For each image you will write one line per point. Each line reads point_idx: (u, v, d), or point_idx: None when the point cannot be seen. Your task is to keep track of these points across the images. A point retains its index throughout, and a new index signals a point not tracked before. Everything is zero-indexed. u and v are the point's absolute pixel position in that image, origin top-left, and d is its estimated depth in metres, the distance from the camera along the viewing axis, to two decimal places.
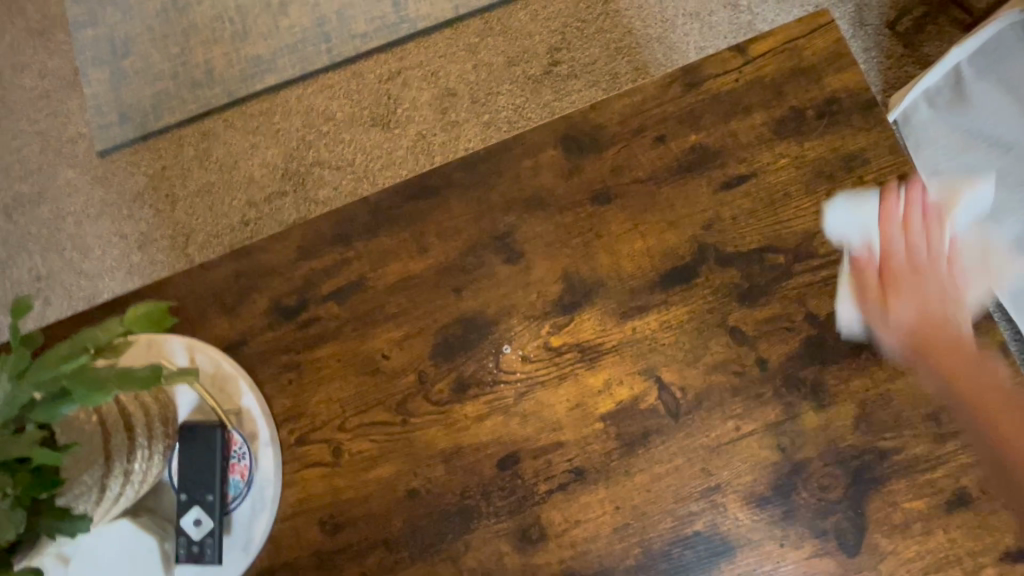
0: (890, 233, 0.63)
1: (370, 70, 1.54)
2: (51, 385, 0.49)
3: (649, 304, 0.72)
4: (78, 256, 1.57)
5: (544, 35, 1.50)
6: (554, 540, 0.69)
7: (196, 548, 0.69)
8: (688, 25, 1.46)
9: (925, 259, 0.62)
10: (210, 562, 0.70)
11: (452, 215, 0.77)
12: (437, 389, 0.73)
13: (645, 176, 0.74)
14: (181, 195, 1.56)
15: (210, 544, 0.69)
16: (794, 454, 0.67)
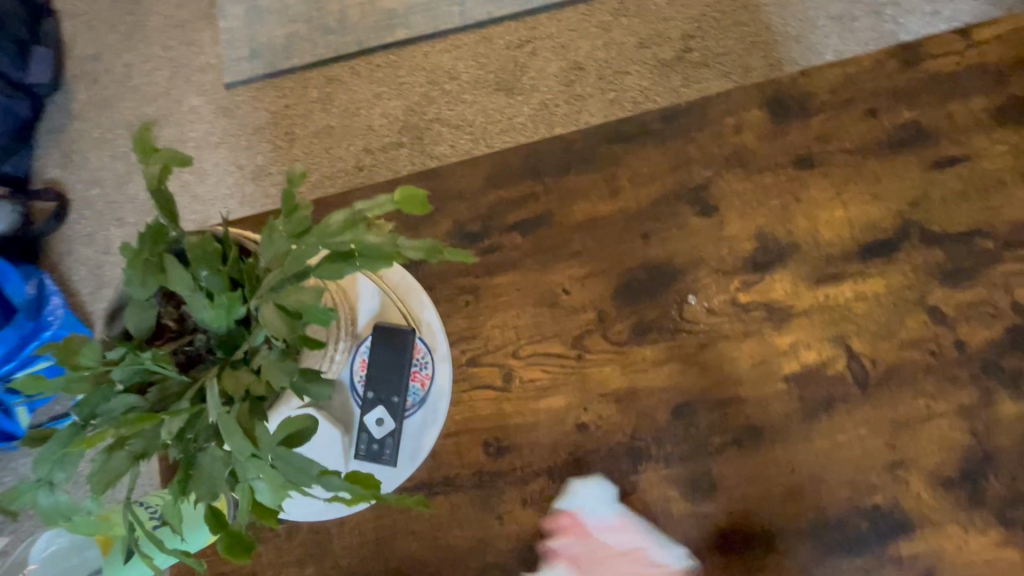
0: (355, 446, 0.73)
1: (501, 35, 1.56)
2: (336, 247, 0.49)
3: (845, 273, 0.71)
4: (196, 181, 1.62)
5: (679, 22, 1.50)
6: (725, 492, 0.69)
7: (376, 447, 0.71)
8: (829, 27, 1.45)
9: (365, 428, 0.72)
10: (387, 463, 0.71)
11: (648, 162, 0.77)
12: (616, 329, 0.74)
13: (851, 146, 0.74)
14: (301, 135, 1.60)
15: (389, 445, 0.71)
16: (986, 441, 0.66)
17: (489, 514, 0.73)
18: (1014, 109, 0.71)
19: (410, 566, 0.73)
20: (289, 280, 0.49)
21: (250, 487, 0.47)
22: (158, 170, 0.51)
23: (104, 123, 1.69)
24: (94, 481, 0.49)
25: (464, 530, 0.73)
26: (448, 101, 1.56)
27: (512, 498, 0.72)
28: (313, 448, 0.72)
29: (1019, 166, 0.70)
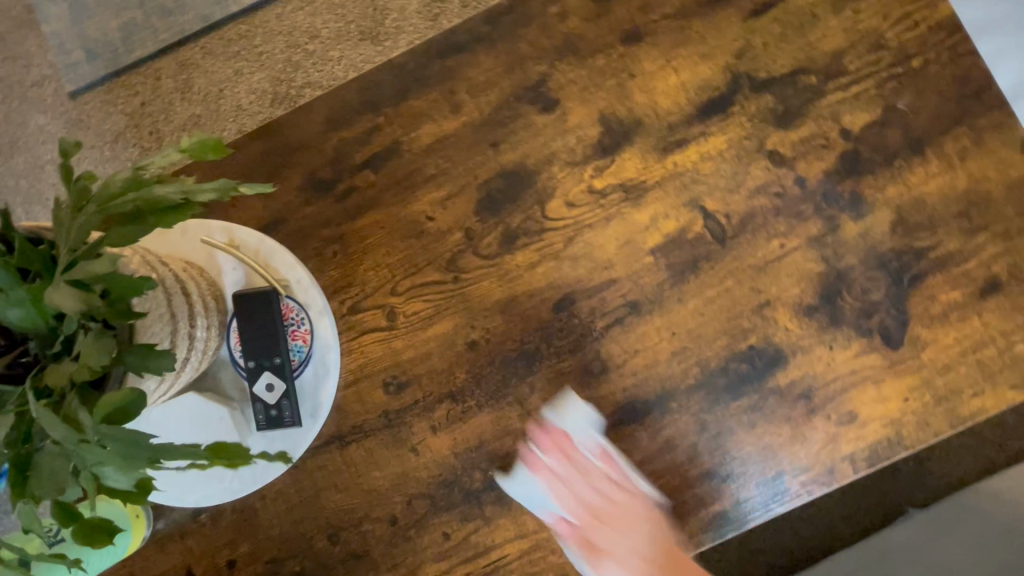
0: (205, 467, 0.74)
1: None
2: (122, 207, 0.48)
3: (688, 138, 0.73)
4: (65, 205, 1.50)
5: None
6: (615, 371, 0.72)
7: (274, 413, 0.69)
8: None
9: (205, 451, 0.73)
10: (289, 425, 0.70)
11: (483, 69, 0.75)
12: (486, 243, 0.74)
13: (673, 10, 0.74)
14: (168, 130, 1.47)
15: (287, 407, 0.70)
16: (836, 263, 0.70)
17: (403, 449, 0.74)
18: None
19: (339, 517, 0.74)
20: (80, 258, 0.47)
21: (93, 474, 0.45)
22: None
23: None
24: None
25: (382, 470, 0.74)
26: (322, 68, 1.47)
27: (422, 427, 0.74)
28: (202, 434, 0.71)
29: None
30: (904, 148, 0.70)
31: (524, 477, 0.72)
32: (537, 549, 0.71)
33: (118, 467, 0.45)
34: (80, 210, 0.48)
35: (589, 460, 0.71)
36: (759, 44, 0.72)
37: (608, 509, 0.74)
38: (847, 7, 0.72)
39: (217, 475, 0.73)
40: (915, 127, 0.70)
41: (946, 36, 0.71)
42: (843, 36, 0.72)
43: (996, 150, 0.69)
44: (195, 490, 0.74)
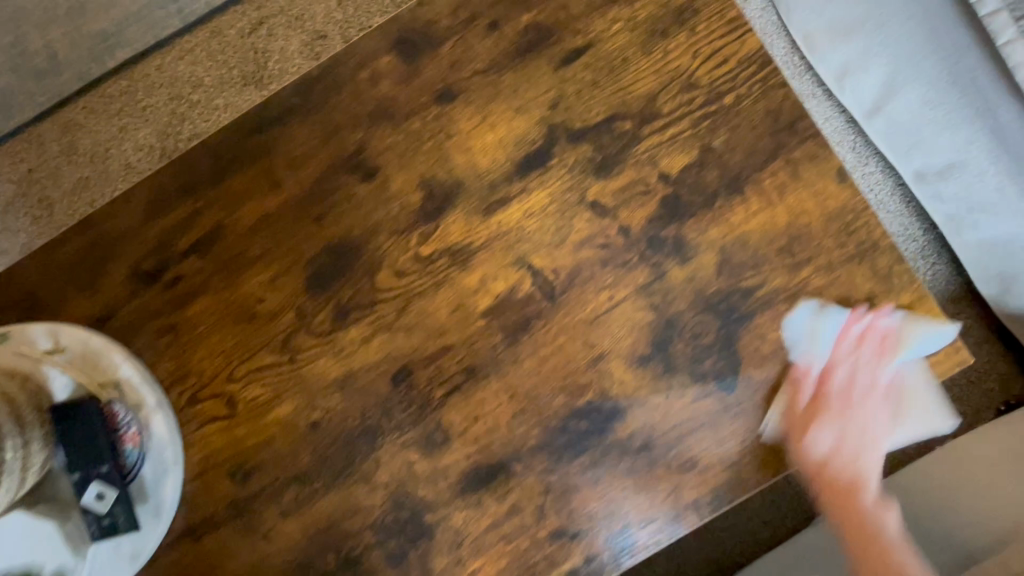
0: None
1: (230, 24, 1.40)
2: None
3: (509, 195, 0.71)
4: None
5: None
6: (457, 438, 0.71)
7: (108, 520, 0.68)
8: None
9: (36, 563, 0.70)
10: (127, 529, 0.69)
11: (300, 141, 0.74)
12: (318, 321, 0.73)
13: (485, 64, 0.73)
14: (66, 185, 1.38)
15: (121, 512, 0.69)
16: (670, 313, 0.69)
17: (255, 537, 0.72)
18: None
19: None
20: None
21: None
22: None
23: None
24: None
25: (235, 562, 0.72)
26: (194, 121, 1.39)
27: (271, 513, 0.72)
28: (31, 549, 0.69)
29: (637, 38, 0.71)
30: (723, 187, 0.69)
31: (378, 554, 0.71)
32: None
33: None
34: None
35: (439, 531, 0.71)
36: (573, 92, 0.71)
37: (840, 382, 0.68)
38: (656, 47, 0.71)
39: None
40: (732, 165, 0.69)
41: (755, 70, 0.70)
42: (654, 78, 0.71)
43: (812, 182, 0.69)
44: None
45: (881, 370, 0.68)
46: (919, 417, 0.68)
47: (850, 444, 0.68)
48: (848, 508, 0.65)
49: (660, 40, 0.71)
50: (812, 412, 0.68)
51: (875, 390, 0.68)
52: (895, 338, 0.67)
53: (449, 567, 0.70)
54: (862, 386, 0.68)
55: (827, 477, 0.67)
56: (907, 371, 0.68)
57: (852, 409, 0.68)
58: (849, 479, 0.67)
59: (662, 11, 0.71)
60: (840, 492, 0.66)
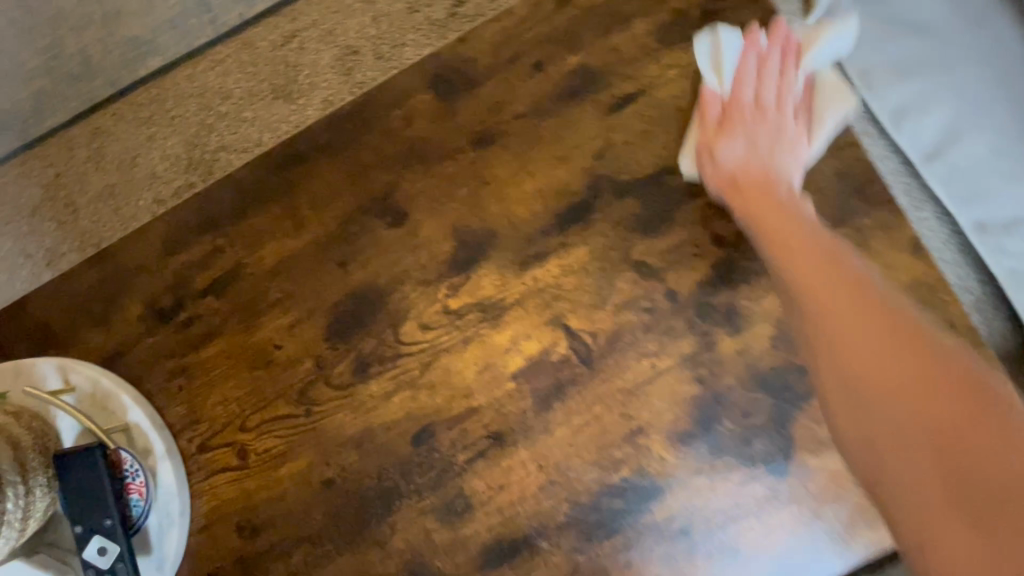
0: None
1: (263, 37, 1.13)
2: None
3: (547, 249, 0.66)
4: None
5: None
6: (480, 508, 0.66)
7: None
8: None
9: None
10: None
11: (326, 180, 0.69)
12: (337, 372, 0.68)
13: (528, 106, 0.67)
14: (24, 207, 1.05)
15: (123, 569, 0.63)
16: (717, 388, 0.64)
17: None
18: (678, 26, 0.67)
19: None
20: None
21: None
22: None
23: None
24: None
25: None
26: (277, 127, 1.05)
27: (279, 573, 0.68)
28: None
29: (693, 86, 0.66)
30: None
31: None
32: None
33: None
34: None
35: None
36: (620, 141, 0.66)
37: (766, 97, 0.63)
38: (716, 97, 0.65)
39: None
40: None
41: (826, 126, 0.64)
42: None
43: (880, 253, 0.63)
44: None
45: (793, 73, 0.63)
46: (835, 104, 0.64)
47: (759, 113, 0.62)
48: (859, 343, 0.49)
49: None
50: (716, 118, 0.63)
51: (791, 73, 0.63)
52: (809, 111, 0.64)
53: None
54: (778, 87, 0.63)
55: (742, 189, 0.61)
56: (816, 79, 0.65)
57: (760, 115, 0.62)
58: (783, 201, 0.60)
59: None
60: (767, 189, 0.60)
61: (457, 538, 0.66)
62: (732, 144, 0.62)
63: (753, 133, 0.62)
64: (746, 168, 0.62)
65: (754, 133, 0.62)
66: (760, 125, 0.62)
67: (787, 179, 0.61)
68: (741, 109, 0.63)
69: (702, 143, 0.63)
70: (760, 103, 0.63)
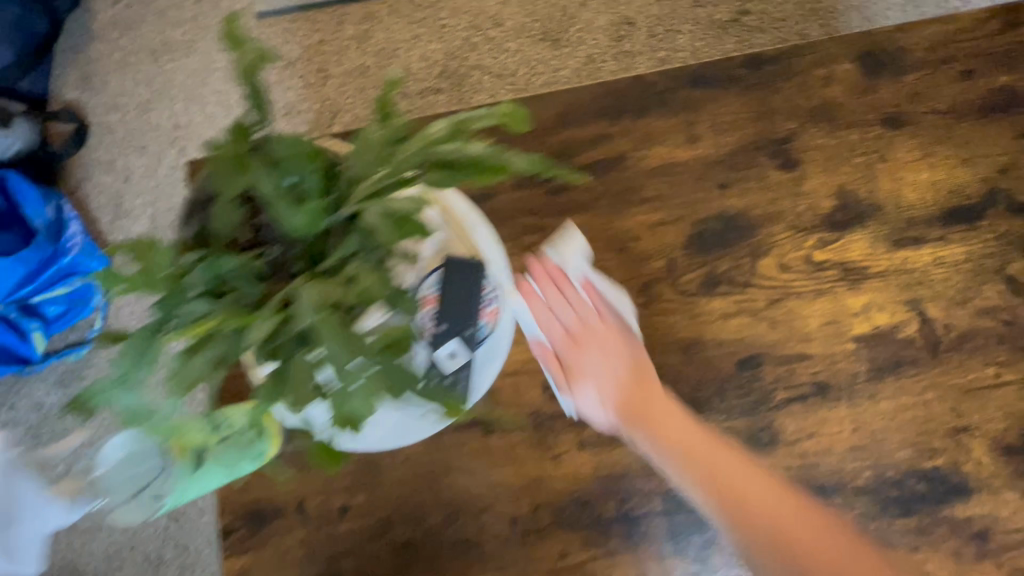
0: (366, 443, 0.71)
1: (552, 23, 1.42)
2: (425, 156, 0.48)
3: (925, 238, 0.70)
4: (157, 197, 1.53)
5: (722, 8, 1.40)
6: (785, 446, 0.69)
7: (450, 382, 0.67)
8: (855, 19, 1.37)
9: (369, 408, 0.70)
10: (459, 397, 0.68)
11: (731, 110, 0.75)
12: (686, 279, 0.73)
13: (944, 109, 0.72)
14: None
15: (464, 379, 0.68)
16: None
17: (544, 456, 0.72)
18: None
19: (460, 502, 0.73)
20: (371, 196, 0.50)
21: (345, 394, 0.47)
22: (256, 61, 0.50)
23: (134, 63, 1.62)
24: (171, 383, 0.49)
25: (518, 469, 0.72)
26: (582, 80, 1.38)
27: (569, 440, 0.72)
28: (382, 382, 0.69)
29: None
30: None
31: (661, 524, 0.70)
32: None
33: (383, 388, 0.47)
34: (387, 145, 0.51)
35: None
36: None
37: (574, 324, 0.71)
38: None
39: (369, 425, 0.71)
40: None
41: None
42: None
43: None
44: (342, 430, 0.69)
45: (570, 291, 0.71)
46: (581, 260, 0.71)
47: (574, 343, 0.71)
48: (760, 496, 0.63)
49: None
50: (569, 358, 0.72)
51: (568, 290, 0.71)
52: (561, 272, 0.71)
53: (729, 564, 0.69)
54: (563, 296, 0.71)
55: (622, 396, 0.69)
56: (595, 281, 0.72)
57: (606, 340, 0.71)
58: (625, 351, 0.71)
59: None
60: (606, 340, 0.71)
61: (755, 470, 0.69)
62: (598, 380, 0.70)
63: (537, 295, 0.71)
64: (611, 343, 0.71)
65: (600, 374, 0.70)
66: (589, 351, 0.71)
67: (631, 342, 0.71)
68: (563, 345, 0.72)
69: (565, 382, 0.71)
70: (567, 334, 0.71)
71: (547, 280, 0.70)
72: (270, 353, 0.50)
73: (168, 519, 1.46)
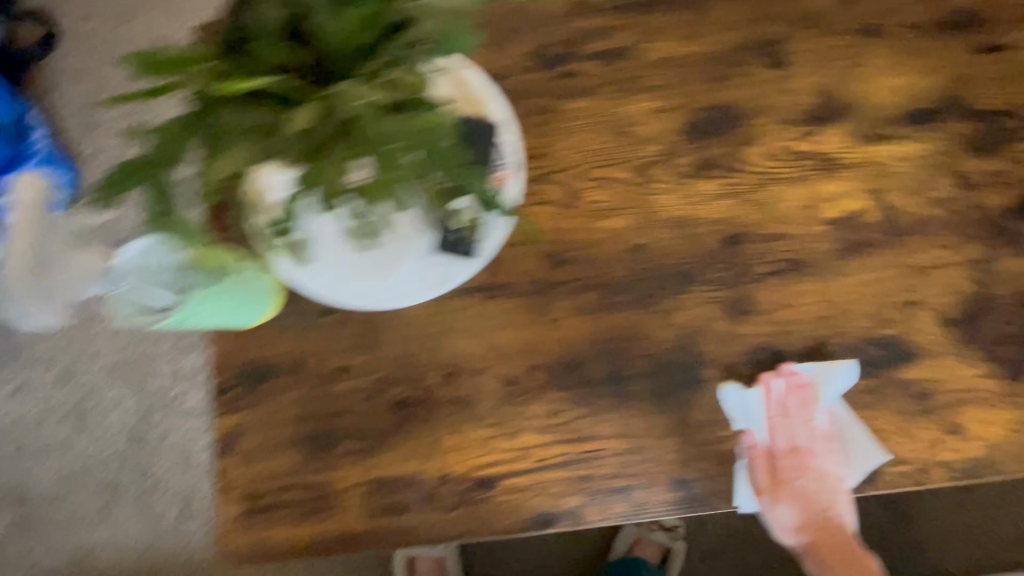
0: (772, 418, 0.74)
1: None
2: None
3: (891, 135, 0.78)
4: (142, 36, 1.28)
5: None
6: (761, 315, 0.75)
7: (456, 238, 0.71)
8: None
9: (816, 437, 0.76)
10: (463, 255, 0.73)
11: (728, 10, 0.80)
12: (679, 163, 0.78)
13: (912, 23, 0.79)
14: None
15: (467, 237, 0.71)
16: (989, 303, 0.75)
17: (540, 320, 0.76)
18: None
19: (457, 363, 0.76)
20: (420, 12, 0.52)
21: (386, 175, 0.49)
22: None
23: None
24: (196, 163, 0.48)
25: (515, 332, 0.76)
26: None
27: (565, 306, 0.76)
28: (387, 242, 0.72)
29: None
30: None
31: (645, 384, 0.75)
32: (634, 453, 0.74)
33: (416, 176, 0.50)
34: None
35: (709, 388, 0.75)
36: (983, 69, 0.79)
37: (789, 407, 0.74)
38: None
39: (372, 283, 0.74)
40: None
41: None
42: None
43: None
44: (349, 289, 0.74)
45: (793, 400, 0.73)
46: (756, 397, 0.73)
47: (795, 457, 0.75)
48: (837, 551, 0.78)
49: None
50: (785, 463, 0.76)
51: (813, 408, 0.74)
52: (808, 384, 0.73)
53: (706, 421, 0.74)
54: (796, 408, 0.74)
55: (783, 463, 0.76)
56: (820, 382, 0.73)
57: (823, 477, 0.76)
58: (776, 438, 0.75)
59: None
60: (804, 469, 0.76)
61: (732, 335, 0.75)
62: (799, 508, 0.77)
63: (777, 390, 0.73)
64: (807, 484, 0.76)
65: (825, 486, 0.76)
66: (807, 478, 0.76)
67: (792, 447, 0.75)
68: (780, 454, 0.75)
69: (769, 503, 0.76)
70: (770, 452, 0.75)
71: (796, 391, 0.73)
72: (307, 149, 0.50)
73: (127, 439, 1.40)
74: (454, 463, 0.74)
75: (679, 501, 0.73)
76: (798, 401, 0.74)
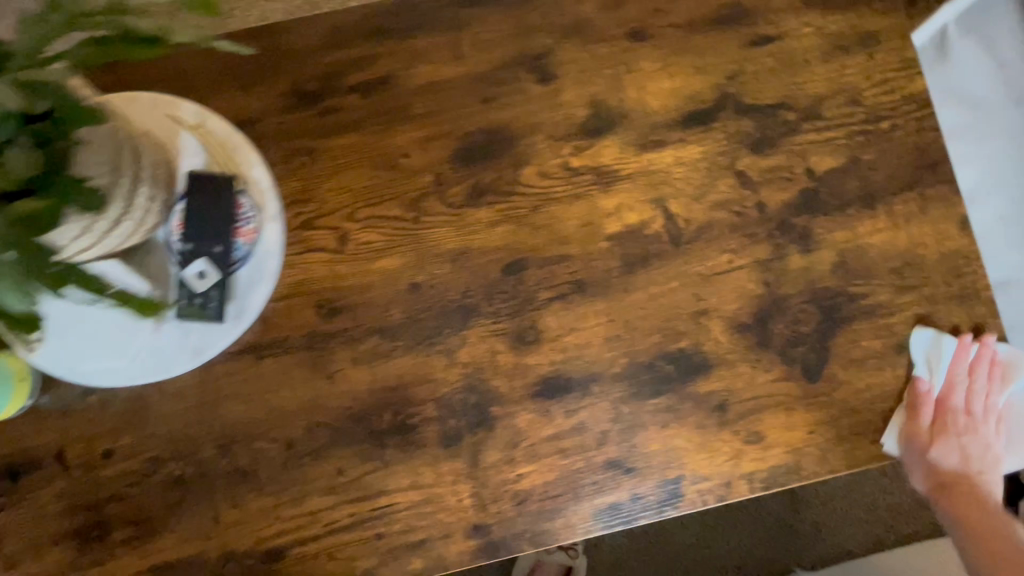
0: (957, 372, 0.73)
1: None
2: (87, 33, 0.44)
3: (667, 140, 0.75)
4: None
5: None
6: (547, 343, 0.72)
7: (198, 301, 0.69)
8: None
9: (980, 413, 0.74)
10: (212, 316, 0.70)
11: (491, 27, 0.76)
12: (452, 192, 0.74)
13: (679, 22, 0.76)
14: None
15: (214, 297, 0.69)
16: (779, 304, 0.73)
17: (320, 375, 0.72)
18: None
19: (234, 431, 0.71)
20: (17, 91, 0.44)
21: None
22: None
23: None
24: None
25: (293, 390, 0.72)
26: None
27: (344, 356, 0.72)
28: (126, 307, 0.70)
29: (821, 46, 0.76)
30: (858, 199, 0.74)
31: (434, 429, 0.72)
32: (427, 503, 0.71)
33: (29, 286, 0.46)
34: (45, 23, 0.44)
35: (501, 425, 0.72)
36: (755, 62, 0.76)
37: (975, 368, 0.73)
38: (835, 59, 0.76)
39: (122, 352, 0.71)
40: (872, 183, 0.75)
41: (916, 108, 0.76)
42: (826, 86, 0.75)
43: (937, 220, 0.74)
44: (95, 360, 0.71)
45: (994, 387, 0.73)
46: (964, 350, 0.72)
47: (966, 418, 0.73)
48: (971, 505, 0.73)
49: (839, 54, 0.76)
50: (969, 380, 0.74)
51: (992, 381, 0.73)
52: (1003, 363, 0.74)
53: (500, 461, 0.71)
54: (982, 384, 0.74)
55: (969, 415, 0.73)
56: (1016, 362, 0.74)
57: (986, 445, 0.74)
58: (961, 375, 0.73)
59: (849, 30, 0.76)
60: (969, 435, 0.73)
61: (519, 367, 0.72)
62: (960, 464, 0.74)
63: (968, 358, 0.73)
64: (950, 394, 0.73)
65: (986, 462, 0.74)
66: (972, 444, 0.74)
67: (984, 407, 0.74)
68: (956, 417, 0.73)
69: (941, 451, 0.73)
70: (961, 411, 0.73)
71: (990, 367, 0.73)
72: None
73: None
74: (237, 537, 0.70)
75: (478, 548, 0.70)
76: (983, 365, 0.73)
